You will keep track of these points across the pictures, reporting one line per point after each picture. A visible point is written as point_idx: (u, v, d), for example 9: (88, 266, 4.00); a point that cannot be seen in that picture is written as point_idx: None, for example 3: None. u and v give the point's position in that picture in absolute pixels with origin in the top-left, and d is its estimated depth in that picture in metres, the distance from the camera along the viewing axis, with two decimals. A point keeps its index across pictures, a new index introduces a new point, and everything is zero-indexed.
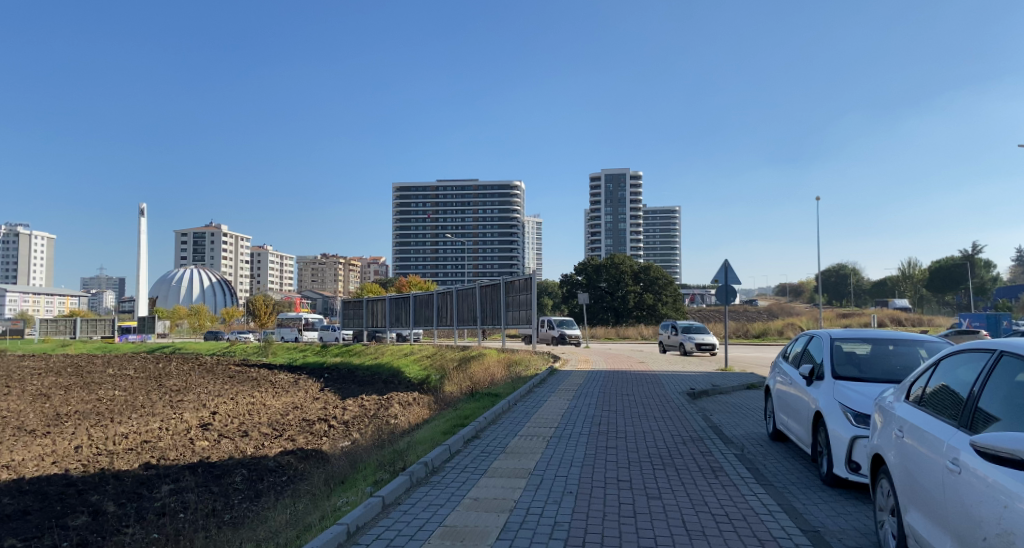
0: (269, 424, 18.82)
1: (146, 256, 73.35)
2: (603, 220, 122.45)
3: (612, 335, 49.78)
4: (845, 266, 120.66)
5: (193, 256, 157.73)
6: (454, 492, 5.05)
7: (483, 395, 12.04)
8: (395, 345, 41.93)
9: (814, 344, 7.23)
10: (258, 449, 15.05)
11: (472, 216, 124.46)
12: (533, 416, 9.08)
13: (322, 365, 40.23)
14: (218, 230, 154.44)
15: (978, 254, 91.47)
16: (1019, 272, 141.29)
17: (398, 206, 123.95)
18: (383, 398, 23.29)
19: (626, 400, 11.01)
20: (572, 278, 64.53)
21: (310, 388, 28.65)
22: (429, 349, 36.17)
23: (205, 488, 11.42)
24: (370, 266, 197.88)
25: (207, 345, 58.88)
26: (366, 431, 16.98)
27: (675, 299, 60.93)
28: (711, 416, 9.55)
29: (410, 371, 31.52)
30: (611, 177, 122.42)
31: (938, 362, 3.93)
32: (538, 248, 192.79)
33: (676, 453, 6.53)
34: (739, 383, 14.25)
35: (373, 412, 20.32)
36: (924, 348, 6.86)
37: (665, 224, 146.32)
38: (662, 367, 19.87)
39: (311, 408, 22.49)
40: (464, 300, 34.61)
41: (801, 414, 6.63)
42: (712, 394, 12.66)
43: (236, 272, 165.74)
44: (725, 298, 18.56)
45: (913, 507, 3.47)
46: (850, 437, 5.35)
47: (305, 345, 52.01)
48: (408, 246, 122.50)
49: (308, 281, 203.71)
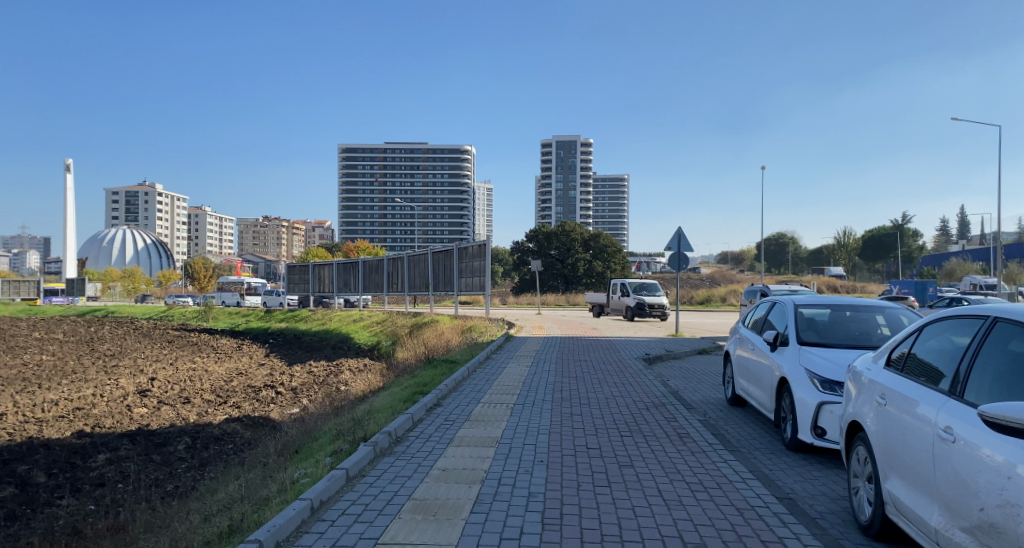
0: (212, 390, 18.15)
1: (74, 216, 69.42)
2: (554, 188, 122.49)
3: (562, 302, 50.06)
4: (785, 235, 124.91)
5: (125, 216, 150.15)
6: (421, 463, 4.86)
7: (438, 361, 11.75)
8: (343, 311, 41.08)
9: (777, 310, 7.27)
10: (202, 417, 14.45)
11: (421, 180, 122.50)
12: (494, 384, 8.92)
13: (267, 331, 39.09)
14: (152, 189, 147.27)
15: (907, 225, 96.16)
16: (941, 243, 149.69)
17: (345, 168, 120.91)
18: (334, 365, 22.73)
19: (584, 366, 10.95)
20: (523, 245, 64.48)
21: (255, 354, 27.75)
22: (378, 316, 35.63)
23: (146, 458, 10.89)
24: (315, 230, 193.19)
25: (141, 309, 56.34)
26: (316, 398, 16.58)
27: (623, 266, 61.97)
28: (669, 381, 9.61)
29: (360, 337, 31.03)
30: (562, 144, 122.57)
31: (919, 327, 3.90)
32: (488, 215, 192.24)
33: (640, 420, 6.50)
34: (692, 348, 14.50)
35: (322, 379, 19.92)
36: (884, 314, 6.97)
37: (614, 192, 147.80)
38: (614, 333, 20.07)
39: (257, 374, 21.77)
40: (415, 266, 34.05)
41: (764, 380, 6.68)
42: (666, 359, 12.83)
43: (173, 233, 159.03)
44: (678, 264, 18.85)
45: (893, 474, 3.46)
46: (817, 404, 5.40)
47: (248, 310, 50.44)
48: (356, 209, 119.73)
49: (249, 244, 197.50)
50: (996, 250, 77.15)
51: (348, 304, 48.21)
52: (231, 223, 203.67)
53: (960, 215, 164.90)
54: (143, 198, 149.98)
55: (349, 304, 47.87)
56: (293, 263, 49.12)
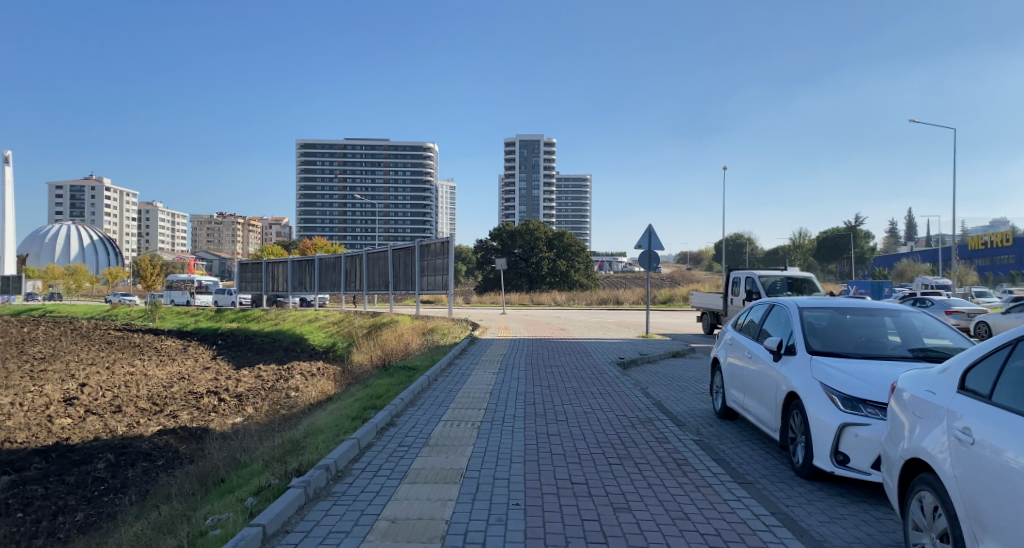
0: (148, 397, 16.60)
1: (11, 211, 65.60)
2: (518, 188, 121.72)
3: (526, 301, 49.30)
4: (742, 236, 126.84)
5: (69, 211, 143.61)
6: (362, 511, 3.84)
7: (395, 368, 10.66)
8: (298, 311, 39.48)
9: (775, 314, 6.48)
10: (131, 428, 13.00)
11: (382, 178, 120.38)
12: (457, 395, 7.90)
13: (217, 331, 37.23)
14: (100, 184, 141.11)
15: (861, 226, 99.07)
16: (890, 243, 155.24)
17: (304, 164, 117.86)
18: (285, 369, 21.39)
19: (555, 372, 10.02)
20: (486, 243, 63.54)
21: (201, 356, 26.13)
22: (336, 315, 34.16)
23: (58, 479, 9.52)
24: (272, 227, 188.21)
25: (82, 308, 53.42)
26: (262, 407, 15.24)
27: (587, 266, 61.62)
28: (649, 389, 8.77)
29: (315, 338, 29.62)
30: (526, 143, 121.84)
31: (1003, 341, 3.04)
32: (451, 214, 190.92)
33: (629, 442, 5.58)
34: (665, 350, 13.77)
35: (271, 385, 18.53)
36: (897, 316, 6.18)
37: (577, 192, 148.14)
38: (583, 335, 19.27)
39: (201, 379, 20.28)
40: (375, 264, 32.75)
41: (764, 395, 5.85)
42: (641, 364, 12.04)
43: (121, 229, 152.78)
44: (648, 263, 18.18)
45: (987, 539, 2.64)
46: (839, 426, 4.54)
47: (198, 309, 48.22)
48: (314, 206, 116.76)
49: (202, 240, 191.58)
50: (945, 252, 80.05)
51: (304, 303, 46.42)
52: (184, 220, 197.44)
53: (908, 217, 171.51)
54: (89, 192, 143.65)
55: (306, 303, 46.08)
56: (246, 260, 47.06)
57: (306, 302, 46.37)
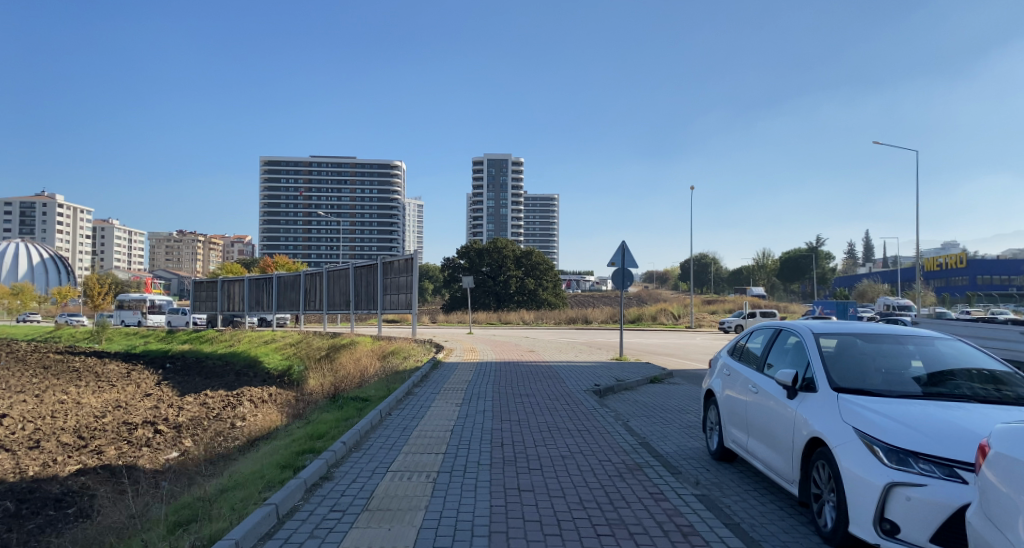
0: (75, 430, 14.97)
1: None
2: (485, 207, 121.02)
3: (493, 321, 48.23)
4: (707, 255, 128.31)
5: (17, 227, 137.77)
6: None
7: (345, 399, 9.46)
8: (254, 332, 37.69)
9: (784, 341, 5.54)
10: (46, 468, 11.48)
11: (348, 196, 118.55)
12: (412, 433, 6.79)
13: (167, 354, 35.19)
14: (52, 200, 135.56)
15: (822, 247, 101.14)
16: (848, 264, 159.02)
17: (267, 181, 115.34)
18: (234, 396, 19.88)
19: (524, 403, 8.97)
20: (454, 261, 62.47)
21: (144, 382, 24.33)
22: (293, 336, 32.59)
23: None
24: (233, 244, 183.52)
25: (23, 329, 50.38)
26: (201, 440, 13.81)
27: (555, 284, 60.93)
28: (631, 423, 7.80)
29: (270, 361, 28.05)
30: (493, 162, 121.43)
31: None
32: (418, 232, 189.76)
33: (619, 501, 4.56)
34: (642, 377, 12.81)
35: (215, 414, 17.04)
36: (924, 342, 5.28)
37: (544, 212, 148.42)
38: (555, 357, 18.27)
39: (139, 407, 18.62)
40: (336, 282, 31.35)
41: (776, 438, 4.91)
42: (618, 392, 11.05)
43: (74, 247, 147.15)
44: (622, 282, 17.34)
45: None
46: (885, 485, 3.58)
47: (149, 330, 45.88)
48: (278, 224, 114.19)
49: (161, 258, 186.15)
50: (901, 273, 82.09)
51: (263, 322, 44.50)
52: (141, 237, 191.68)
53: (865, 239, 176.58)
54: (41, 208, 138.26)
55: (265, 324, 44.19)
56: (200, 279, 45.00)
57: (265, 323, 44.50)
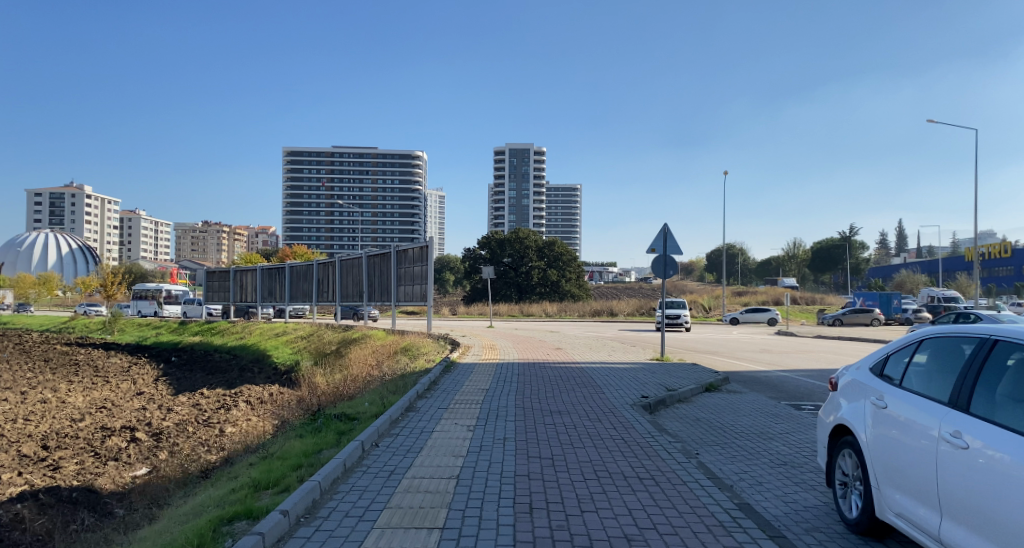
0: (43, 437, 13.22)
1: None
2: (506, 197, 118.95)
3: (515, 313, 46.23)
4: (734, 245, 124.92)
5: (48, 218, 138.81)
6: None
7: (323, 419, 7.44)
8: (266, 323, 36.04)
9: (995, 360, 3.39)
10: None
11: (370, 186, 117.12)
12: (401, 485, 4.68)
13: (176, 347, 33.64)
14: (80, 192, 136.69)
15: (856, 237, 97.36)
16: (882, 256, 153.91)
17: (290, 170, 114.50)
18: (230, 396, 18.03)
19: (555, 426, 6.86)
20: (474, 252, 60.48)
21: (141, 378, 22.66)
22: (305, 329, 30.74)
23: None
24: (256, 235, 184.02)
25: (39, 318, 49.61)
26: (179, 452, 11.93)
27: (578, 275, 58.69)
28: (707, 464, 5.63)
29: (278, 355, 26.34)
30: (515, 151, 119.12)
31: None
32: (440, 223, 188.43)
33: None
34: (696, 385, 10.60)
35: (205, 419, 15.19)
36: None
37: (566, 202, 145.86)
38: (585, 356, 16.09)
39: (126, 408, 16.85)
40: (349, 272, 29.53)
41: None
42: (671, 406, 8.90)
43: (103, 238, 147.95)
44: (662, 270, 15.11)
45: None
46: None
47: (162, 321, 44.50)
48: (300, 214, 113.28)
49: (186, 249, 187.38)
50: (942, 263, 78.39)
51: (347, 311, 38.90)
52: (167, 228, 193.22)
53: (897, 229, 171.23)
54: (70, 200, 138.85)
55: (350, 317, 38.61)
56: (214, 268, 43.42)
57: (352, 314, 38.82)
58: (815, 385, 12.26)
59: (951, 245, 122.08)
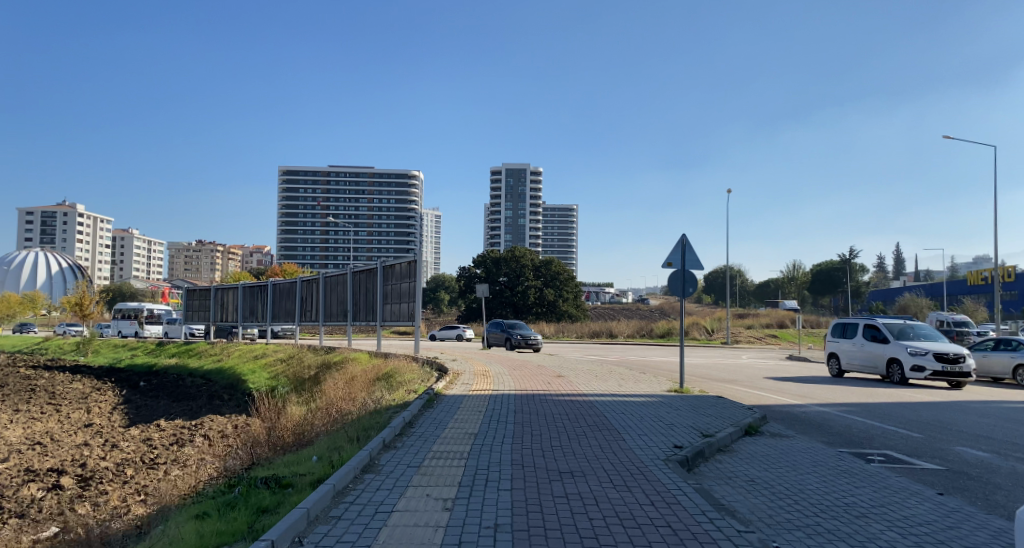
0: None
1: None
2: (503, 217, 117.43)
3: None
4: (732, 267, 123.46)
5: (40, 237, 136.44)
6: None
7: (243, 487, 5.38)
8: (247, 344, 33.92)
9: None
10: None
11: (366, 206, 115.65)
12: None
13: (150, 369, 31.48)
14: (72, 210, 134.14)
15: (856, 259, 95.85)
16: (880, 279, 152.88)
17: (285, 190, 113.05)
18: (188, 429, 15.88)
19: (567, 504, 4.83)
20: (469, 271, 58.22)
21: (97, 407, 20.46)
22: (286, 350, 28.64)
23: None
24: (251, 254, 182.31)
25: (12, 339, 47.24)
26: (104, 506, 9.74)
27: (576, 296, 56.76)
28: None
29: (255, 379, 24.23)
30: (512, 172, 117.81)
31: None
32: (436, 243, 187.23)
33: None
34: (734, 428, 8.58)
35: (151, 459, 13.00)
36: None
37: (563, 223, 144.63)
38: (591, 385, 14.07)
39: (64, 444, 14.64)
40: (333, 290, 27.56)
41: None
42: (710, 460, 6.90)
43: (95, 257, 145.38)
44: (681, 286, 13.22)
45: None
46: None
47: (139, 342, 42.23)
48: (295, 233, 111.50)
49: (179, 268, 185.41)
50: (946, 287, 76.79)
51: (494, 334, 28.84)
52: (160, 247, 191.17)
53: (895, 251, 170.36)
54: (62, 218, 136.37)
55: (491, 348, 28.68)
56: (194, 286, 41.39)
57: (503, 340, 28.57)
58: (866, 424, 10.31)
59: (949, 268, 121.20)
